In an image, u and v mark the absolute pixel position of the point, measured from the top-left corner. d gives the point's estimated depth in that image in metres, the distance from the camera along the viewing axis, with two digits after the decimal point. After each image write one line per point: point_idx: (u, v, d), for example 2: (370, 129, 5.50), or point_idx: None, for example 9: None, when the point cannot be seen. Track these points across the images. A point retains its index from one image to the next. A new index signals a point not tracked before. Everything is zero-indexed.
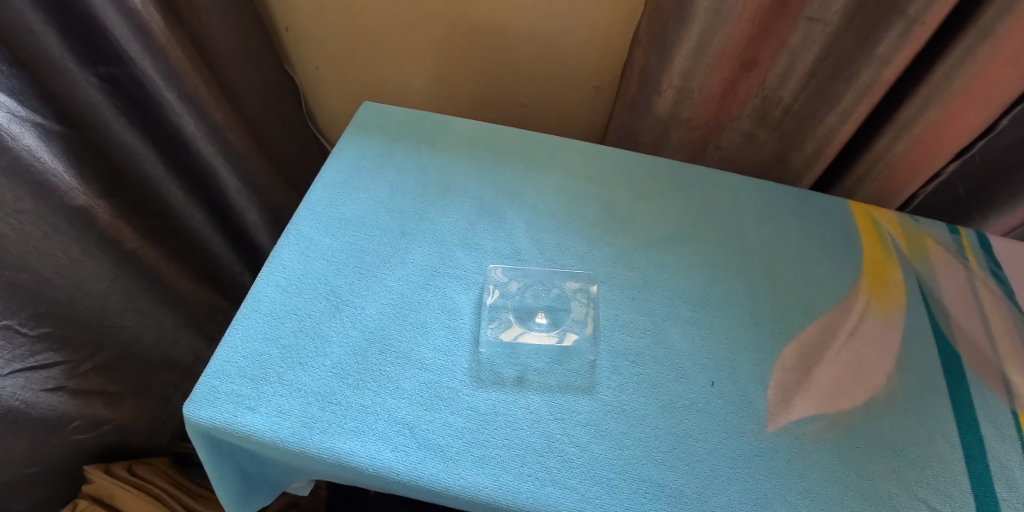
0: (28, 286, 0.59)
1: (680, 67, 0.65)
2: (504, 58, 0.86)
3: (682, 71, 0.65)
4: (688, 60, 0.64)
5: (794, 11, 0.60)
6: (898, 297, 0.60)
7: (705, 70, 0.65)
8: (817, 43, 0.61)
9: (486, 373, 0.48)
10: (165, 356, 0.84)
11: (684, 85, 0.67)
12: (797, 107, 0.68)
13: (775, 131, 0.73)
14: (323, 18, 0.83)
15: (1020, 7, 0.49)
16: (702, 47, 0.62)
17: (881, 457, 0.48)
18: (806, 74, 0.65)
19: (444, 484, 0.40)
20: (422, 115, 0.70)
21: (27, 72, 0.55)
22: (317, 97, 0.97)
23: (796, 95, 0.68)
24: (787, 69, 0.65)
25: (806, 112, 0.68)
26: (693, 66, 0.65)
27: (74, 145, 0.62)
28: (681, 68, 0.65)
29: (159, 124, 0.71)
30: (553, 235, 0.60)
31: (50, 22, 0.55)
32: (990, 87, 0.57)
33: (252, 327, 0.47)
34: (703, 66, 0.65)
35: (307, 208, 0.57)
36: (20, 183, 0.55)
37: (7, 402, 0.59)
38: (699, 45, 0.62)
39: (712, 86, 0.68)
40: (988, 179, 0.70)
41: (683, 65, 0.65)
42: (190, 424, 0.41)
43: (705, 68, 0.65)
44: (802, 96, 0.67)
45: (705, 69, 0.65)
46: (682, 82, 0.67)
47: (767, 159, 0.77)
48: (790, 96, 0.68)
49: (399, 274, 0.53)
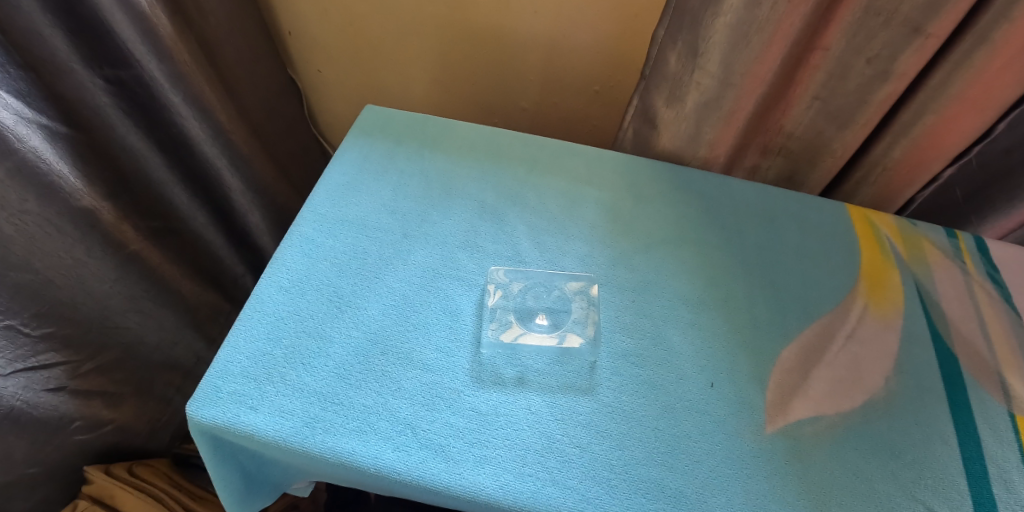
0: (32, 287, 0.59)
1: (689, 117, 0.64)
2: (505, 62, 0.87)
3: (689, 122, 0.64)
4: (697, 116, 0.63)
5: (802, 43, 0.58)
6: (896, 299, 0.61)
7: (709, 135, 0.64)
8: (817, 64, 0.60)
9: (487, 373, 0.48)
10: (167, 357, 0.84)
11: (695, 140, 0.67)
12: (800, 133, 0.68)
13: (778, 157, 0.72)
14: (327, 21, 0.84)
15: (1016, 13, 0.50)
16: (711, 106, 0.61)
17: (880, 458, 0.48)
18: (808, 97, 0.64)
19: (446, 484, 0.41)
20: (423, 118, 0.71)
21: (34, 74, 0.56)
22: (318, 100, 0.98)
23: (799, 118, 0.66)
24: (794, 95, 0.65)
25: (807, 132, 0.67)
26: (700, 123, 0.64)
27: (81, 146, 0.63)
28: (690, 120, 0.64)
29: (163, 126, 0.71)
30: (554, 237, 0.61)
31: (57, 24, 0.55)
32: (988, 92, 0.58)
33: (255, 327, 0.47)
34: (710, 126, 0.64)
35: (310, 210, 0.57)
36: (25, 184, 0.56)
37: (10, 401, 0.60)
38: (711, 103, 0.61)
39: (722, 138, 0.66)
40: (985, 184, 0.71)
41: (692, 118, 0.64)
42: (193, 424, 0.41)
43: (714, 128, 0.64)
44: (807, 118, 0.65)
45: (714, 129, 0.64)
46: (693, 134, 0.66)
47: (774, 181, 0.77)
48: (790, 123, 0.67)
49: (401, 275, 0.54)
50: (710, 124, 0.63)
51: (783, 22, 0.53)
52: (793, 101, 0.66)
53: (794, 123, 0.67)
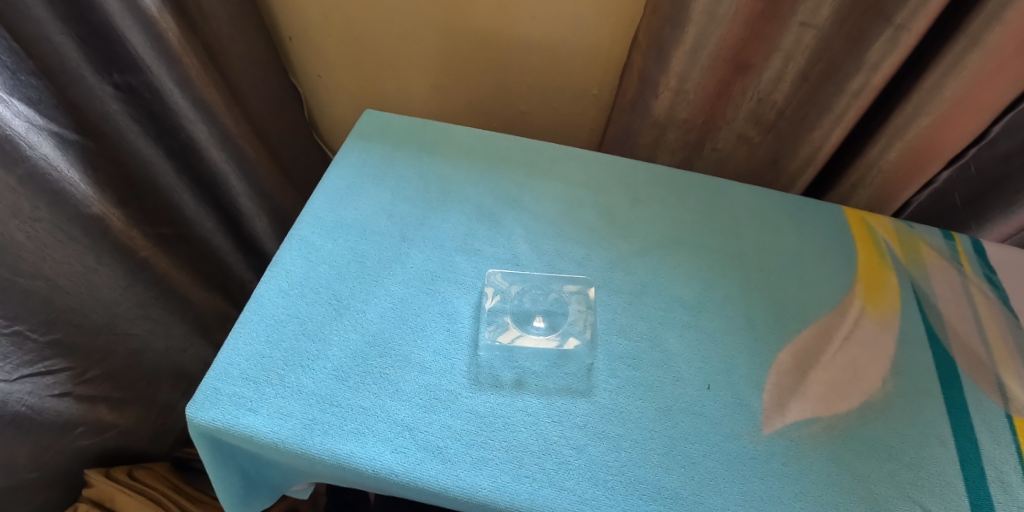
0: (41, 293, 0.60)
1: (677, 70, 0.66)
2: (505, 67, 0.88)
3: (677, 74, 0.66)
4: (683, 62, 0.64)
5: (787, 16, 0.60)
6: (893, 302, 0.61)
7: (699, 71, 0.66)
8: (800, 47, 0.62)
9: (485, 376, 0.48)
10: (173, 363, 0.84)
11: (680, 87, 0.68)
12: (790, 111, 0.69)
13: (769, 133, 0.73)
14: (328, 27, 0.84)
15: (1009, 15, 0.51)
16: (697, 50, 0.63)
17: (878, 459, 0.48)
18: (797, 78, 0.65)
19: (443, 485, 0.41)
20: (422, 122, 0.72)
21: (47, 82, 0.57)
22: (320, 104, 0.98)
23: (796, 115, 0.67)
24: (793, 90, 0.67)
25: (797, 118, 0.69)
26: (686, 69, 0.65)
27: (90, 153, 0.64)
28: (677, 70, 0.66)
29: (172, 133, 0.72)
30: (552, 240, 0.61)
31: (69, 32, 0.57)
32: (987, 93, 0.58)
33: (254, 330, 0.47)
34: (699, 68, 0.65)
35: (310, 214, 0.58)
36: (37, 191, 0.56)
37: (15, 407, 0.60)
38: (694, 48, 0.62)
39: (706, 88, 0.68)
40: (984, 188, 0.71)
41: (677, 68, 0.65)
42: (192, 425, 0.41)
43: (699, 70, 0.66)
44: (803, 107, 0.67)
45: (700, 71, 0.66)
46: (678, 85, 0.68)
47: (760, 162, 0.77)
48: (783, 99, 0.68)
49: (400, 278, 0.54)
50: (696, 73, 0.66)
51: None
52: (785, 91, 0.67)
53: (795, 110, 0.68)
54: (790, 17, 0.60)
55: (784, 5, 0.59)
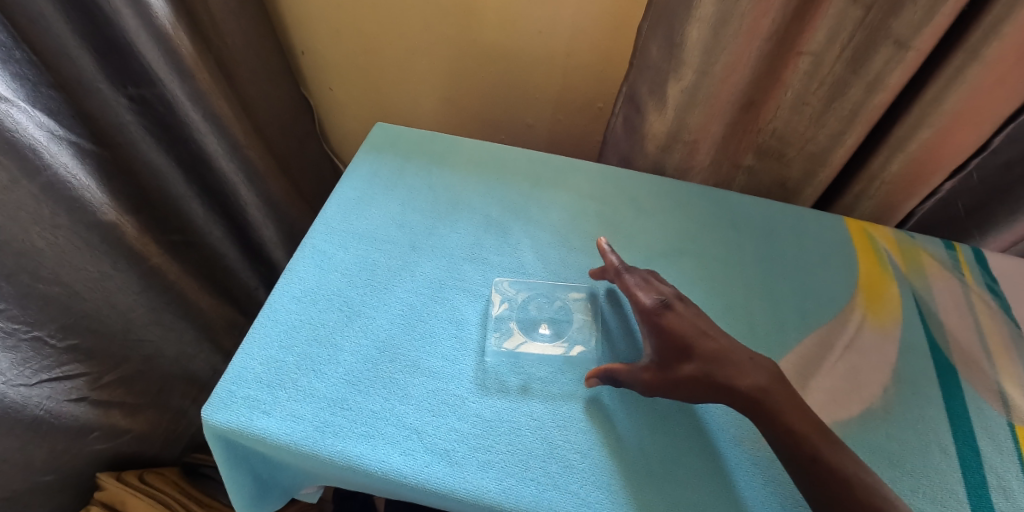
0: (60, 300, 0.62)
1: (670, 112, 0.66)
2: (511, 80, 0.90)
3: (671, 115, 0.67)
4: (681, 106, 0.65)
5: (787, 38, 0.61)
6: (894, 311, 0.61)
7: (697, 114, 0.66)
8: (813, 78, 0.62)
9: (491, 381, 0.49)
10: (184, 369, 0.86)
11: (680, 130, 0.68)
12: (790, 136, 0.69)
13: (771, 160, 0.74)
14: (339, 41, 0.87)
15: (1005, 30, 0.52)
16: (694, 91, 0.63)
17: (879, 465, 0.49)
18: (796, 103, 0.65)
19: (450, 487, 0.42)
20: (432, 135, 0.74)
21: (65, 95, 0.60)
22: (330, 116, 1.01)
23: (801, 130, 0.68)
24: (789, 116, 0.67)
25: (801, 142, 0.69)
26: (684, 106, 0.65)
27: (105, 163, 0.66)
28: (673, 113, 0.66)
29: (183, 143, 0.75)
30: (557, 249, 0.63)
31: (86, 46, 0.59)
32: (986, 106, 0.60)
33: (269, 335, 0.49)
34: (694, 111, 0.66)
35: (322, 223, 0.59)
36: (56, 199, 0.59)
37: (34, 411, 0.62)
38: (693, 89, 0.63)
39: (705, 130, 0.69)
40: (988, 196, 0.72)
41: (676, 111, 0.66)
42: (207, 427, 0.43)
43: (699, 114, 0.66)
44: (800, 128, 0.67)
45: (698, 115, 0.66)
46: (676, 129, 0.68)
47: (766, 185, 0.78)
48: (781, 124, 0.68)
49: (409, 285, 0.56)
50: (696, 112, 0.66)
51: (757, 13, 0.56)
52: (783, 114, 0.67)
53: (801, 140, 0.69)
54: (786, 36, 0.61)
55: (785, 31, 0.60)
